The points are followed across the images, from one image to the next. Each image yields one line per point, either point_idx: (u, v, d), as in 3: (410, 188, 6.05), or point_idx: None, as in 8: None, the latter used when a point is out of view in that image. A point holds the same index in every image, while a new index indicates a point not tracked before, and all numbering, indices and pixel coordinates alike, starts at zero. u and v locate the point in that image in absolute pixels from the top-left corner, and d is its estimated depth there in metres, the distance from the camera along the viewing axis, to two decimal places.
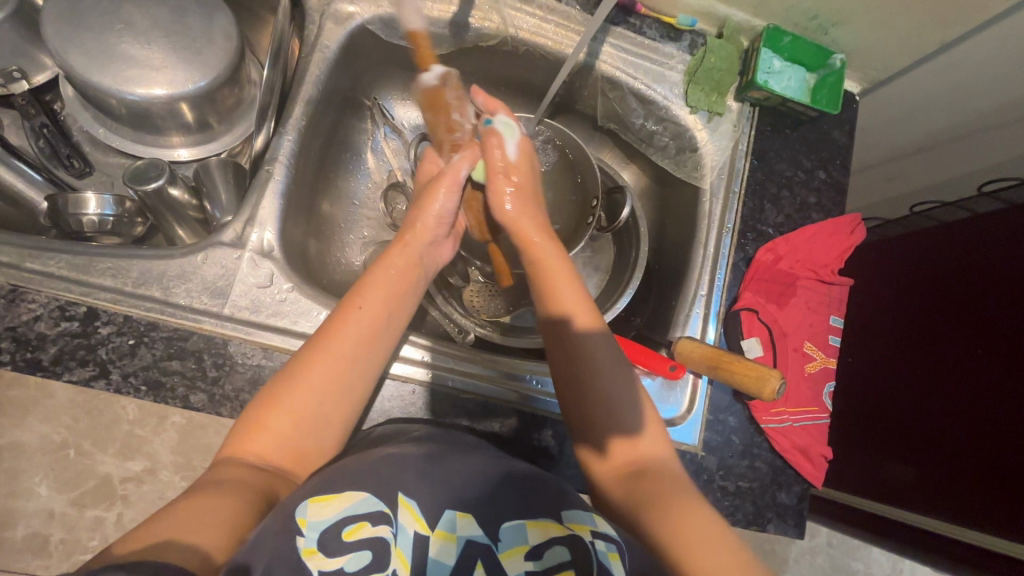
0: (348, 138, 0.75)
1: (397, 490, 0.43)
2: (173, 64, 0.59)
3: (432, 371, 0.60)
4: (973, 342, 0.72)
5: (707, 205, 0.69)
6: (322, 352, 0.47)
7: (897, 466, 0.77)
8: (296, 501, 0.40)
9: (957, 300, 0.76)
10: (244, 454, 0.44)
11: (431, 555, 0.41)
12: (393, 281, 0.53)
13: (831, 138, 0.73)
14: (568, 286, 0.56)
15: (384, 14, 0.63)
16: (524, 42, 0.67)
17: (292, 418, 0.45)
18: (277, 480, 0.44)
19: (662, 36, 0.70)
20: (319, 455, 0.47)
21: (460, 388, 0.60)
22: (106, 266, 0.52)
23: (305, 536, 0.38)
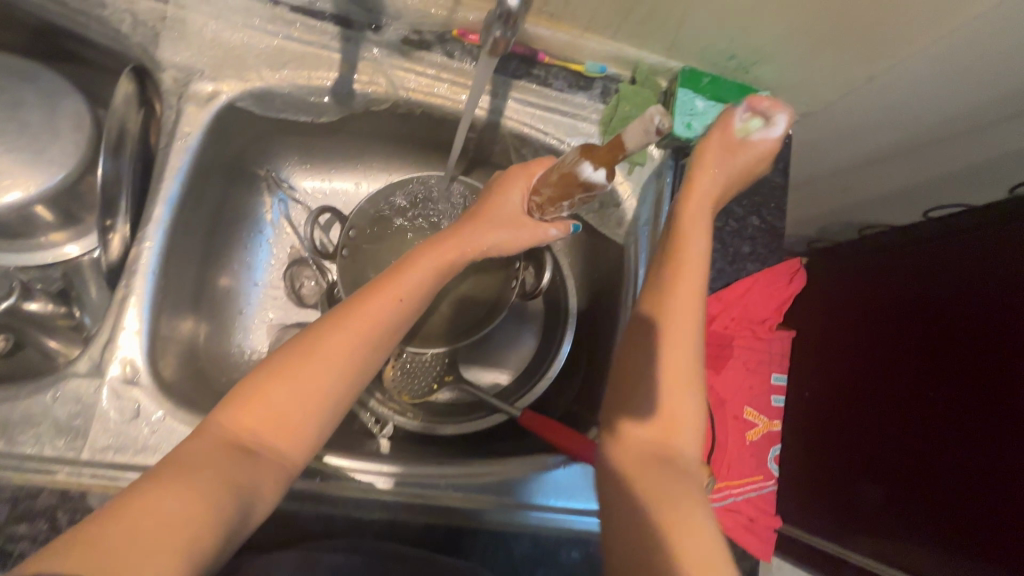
0: (242, 214, 0.68)
1: None
2: (12, 167, 0.52)
3: (338, 491, 0.54)
4: (951, 337, 0.63)
5: (632, 265, 0.64)
6: (346, 340, 0.46)
7: (870, 486, 0.69)
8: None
9: (939, 290, 0.67)
10: (234, 430, 0.42)
11: None
12: (422, 271, 0.50)
13: (763, 178, 0.68)
14: (688, 274, 0.50)
15: (253, 88, 0.57)
16: (418, 103, 0.61)
17: (297, 405, 0.44)
18: (262, 469, 0.42)
19: (571, 86, 0.64)
20: (306, 444, 0.45)
21: (370, 505, 0.54)
22: None
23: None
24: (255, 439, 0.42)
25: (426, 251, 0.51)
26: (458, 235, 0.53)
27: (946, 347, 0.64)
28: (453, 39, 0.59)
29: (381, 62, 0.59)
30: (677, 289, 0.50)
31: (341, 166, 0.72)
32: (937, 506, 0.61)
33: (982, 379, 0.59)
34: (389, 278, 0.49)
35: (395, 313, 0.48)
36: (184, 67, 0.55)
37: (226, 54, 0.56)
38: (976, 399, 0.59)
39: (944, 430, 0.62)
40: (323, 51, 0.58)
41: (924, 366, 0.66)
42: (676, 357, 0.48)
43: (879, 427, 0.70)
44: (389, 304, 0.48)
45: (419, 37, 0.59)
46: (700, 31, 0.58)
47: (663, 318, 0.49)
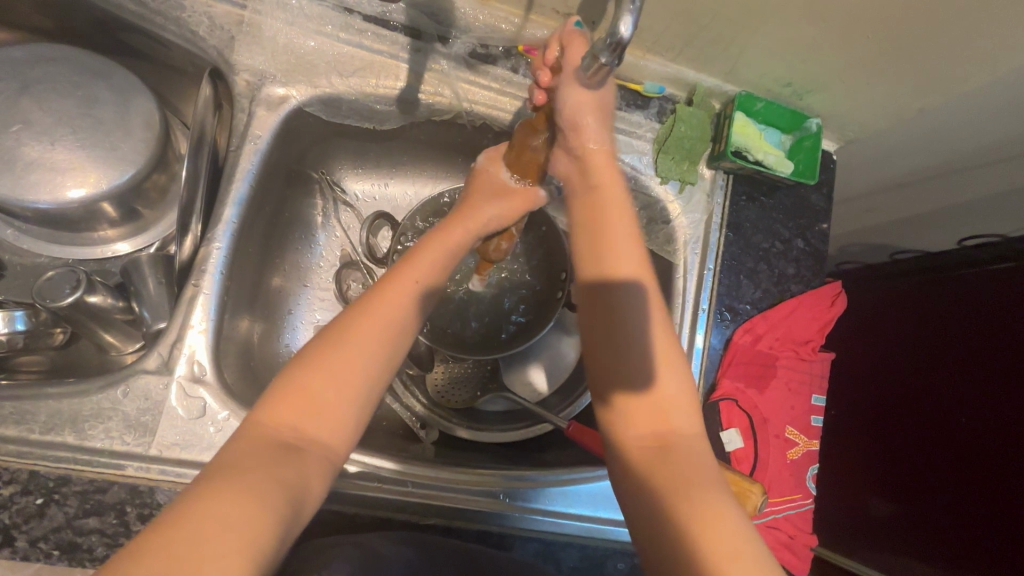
0: (297, 216, 0.68)
1: None
2: (82, 163, 0.53)
3: (389, 494, 0.54)
4: (957, 352, 0.66)
5: (680, 282, 0.65)
6: (371, 321, 0.44)
7: (880, 499, 0.71)
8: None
9: (942, 305, 0.69)
10: (272, 427, 0.39)
11: None
12: (434, 258, 0.50)
13: (809, 202, 0.69)
14: (630, 249, 0.49)
15: (322, 94, 0.57)
16: (479, 115, 0.62)
17: (332, 389, 0.41)
18: (309, 463, 0.39)
19: (628, 104, 0.65)
20: (348, 434, 0.42)
21: (426, 508, 0.55)
22: (9, 411, 0.46)
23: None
24: (296, 433, 0.39)
25: (437, 237, 0.52)
26: (464, 218, 0.53)
27: (950, 362, 0.67)
28: (518, 54, 0.60)
29: (448, 73, 0.60)
30: (621, 256, 0.48)
31: (394, 171, 0.73)
32: (951, 517, 0.63)
33: (991, 391, 0.62)
34: (403, 263, 0.49)
35: (415, 291, 0.47)
36: (258, 72, 0.56)
37: (298, 60, 0.57)
38: (985, 410, 0.62)
39: (956, 442, 0.64)
40: (391, 60, 0.59)
41: (935, 380, 0.68)
42: (655, 338, 0.46)
43: (894, 440, 0.71)
44: (409, 286, 0.47)
45: (485, 50, 0.60)
46: (760, 57, 0.60)
47: (616, 291, 0.47)
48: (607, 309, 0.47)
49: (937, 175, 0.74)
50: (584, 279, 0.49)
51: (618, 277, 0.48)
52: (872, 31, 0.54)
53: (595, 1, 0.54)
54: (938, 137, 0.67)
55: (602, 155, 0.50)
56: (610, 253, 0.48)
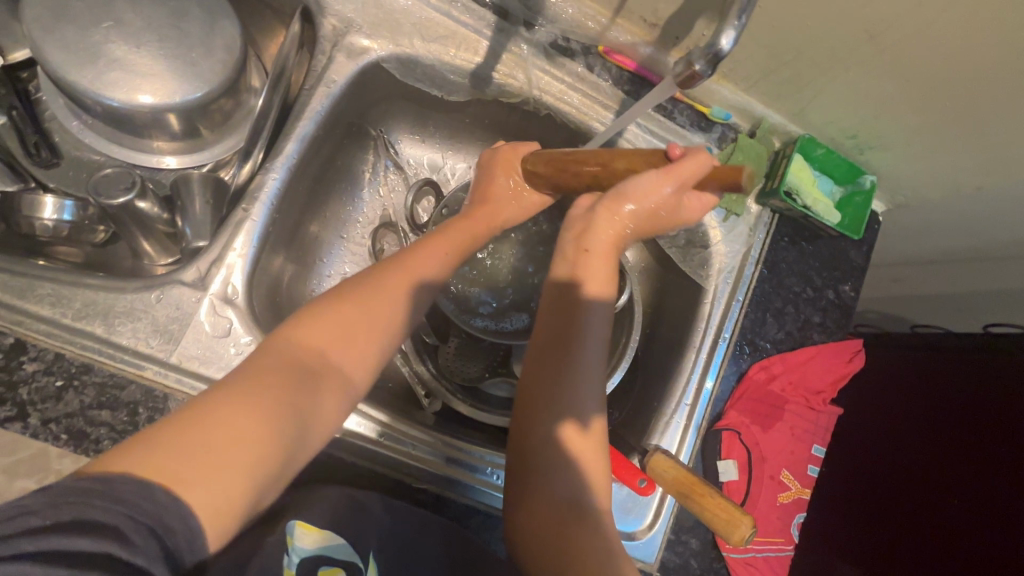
0: (347, 167, 0.69)
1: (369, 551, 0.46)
2: (161, 71, 0.54)
3: (377, 445, 0.55)
4: (988, 443, 0.61)
5: (707, 308, 0.66)
6: (409, 274, 0.47)
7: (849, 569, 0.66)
8: (288, 520, 0.44)
9: (960, 413, 0.65)
10: (304, 345, 0.40)
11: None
12: (467, 233, 0.54)
13: (846, 257, 0.70)
14: (602, 266, 0.50)
15: (402, 54, 0.58)
16: (546, 105, 0.63)
17: (366, 330, 0.43)
18: (327, 390, 0.40)
19: (693, 124, 0.65)
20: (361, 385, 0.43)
21: (418, 468, 0.56)
22: (47, 292, 0.47)
23: (290, 556, 0.42)
24: (323, 358, 0.40)
25: (465, 218, 0.55)
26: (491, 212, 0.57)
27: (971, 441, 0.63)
28: (596, 54, 0.62)
29: (525, 58, 0.61)
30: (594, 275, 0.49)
31: (448, 143, 0.74)
32: None
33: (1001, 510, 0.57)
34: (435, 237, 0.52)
35: (448, 260, 0.51)
36: (346, 19, 0.57)
37: (386, 15, 0.58)
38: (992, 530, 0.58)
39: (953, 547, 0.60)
40: (474, 34, 0.60)
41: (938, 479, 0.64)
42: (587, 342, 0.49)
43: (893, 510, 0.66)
44: (444, 256, 0.51)
45: (566, 44, 0.62)
46: (831, 104, 0.61)
47: (573, 328, 0.49)
48: (565, 314, 0.49)
49: (974, 257, 0.74)
50: (555, 280, 0.51)
51: (585, 280, 0.49)
52: (948, 100, 0.54)
53: (683, 18, 0.56)
54: (987, 221, 0.67)
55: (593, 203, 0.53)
56: (581, 261, 0.50)
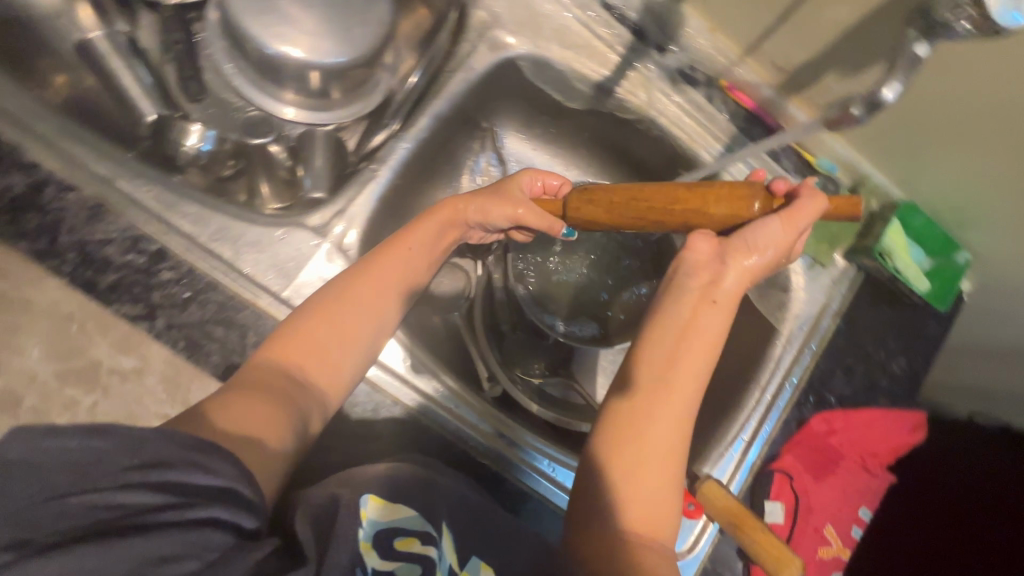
0: (454, 151, 0.71)
1: (439, 522, 0.46)
2: (319, 33, 0.59)
3: (445, 411, 0.58)
4: None
5: (779, 349, 0.67)
6: (392, 270, 0.52)
7: None
8: (361, 493, 0.43)
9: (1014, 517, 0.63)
10: (293, 340, 0.46)
11: (393, 543, 0.42)
12: (442, 221, 0.56)
13: (925, 328, 0.69)
14: (717, 320, 0.47)
15: (538, 54, 0.62)
16: (660, 128, 0.65)
17: (350, 314, 0.49)
18: (320, 373, 0.46)
19: (797, 171, 0.67)
20: (356, 359, 0.49)
21: (473, 441, 0.57)
22: (189, 211, 0.51)
23: (364, 529, 0.42)
24: (313, 347, 0.47)
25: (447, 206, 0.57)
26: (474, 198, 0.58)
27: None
28: (718, 88, 0.65)
29: (650, 80, 0.64)
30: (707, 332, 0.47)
31: (549, 145, 0.76)
32: None
33: None
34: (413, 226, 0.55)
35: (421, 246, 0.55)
36: (494, 15, 0.61)
37: (531, 16, 0.62)
38: None
39: None
40: (607, 49, 0.63)
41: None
42: (679, 392, 0.46)
43: None
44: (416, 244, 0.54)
45: (692, 73, 0.64)
46: (942, 176, 0.62)
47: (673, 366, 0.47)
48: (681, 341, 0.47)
49: None
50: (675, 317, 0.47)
51: (699, 325, 0.47)
52: None
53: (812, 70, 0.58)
54: None
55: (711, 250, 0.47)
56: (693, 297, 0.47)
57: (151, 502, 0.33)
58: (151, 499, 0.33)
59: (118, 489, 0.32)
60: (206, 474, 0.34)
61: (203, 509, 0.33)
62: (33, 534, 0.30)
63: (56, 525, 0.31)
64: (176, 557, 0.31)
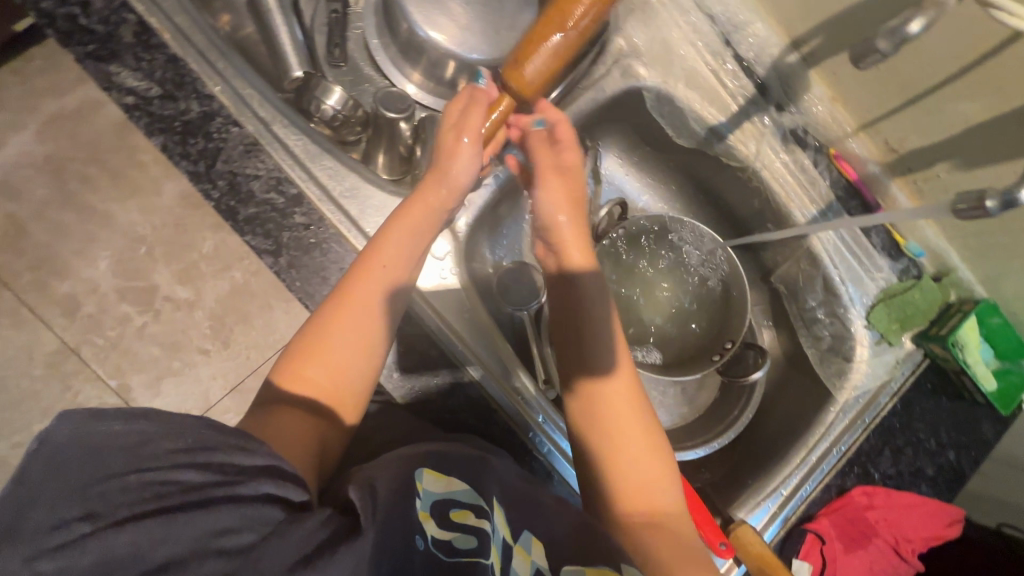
0: None
1: (495, 496, 0.45)
2: (469, 30, 0.65)
3: (501, 399, 0.58)
4: None
5: (831, 415, 0.68)
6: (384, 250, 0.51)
7: None
8: (415, 466, 0.42)
9: None
10: (311, 337, 0.47)
11: (449, 513, 0.42)
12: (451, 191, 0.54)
13: (979, 428, 0.70)
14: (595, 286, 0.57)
15: (665, 89, 0.66)
16: (761, 180, 0.68)
17: (357, 305, 0.48)
18: (336, 356, 0.47)
19: (884, 249, 0.70)
20: (369, 339, 0.48)
21: (523, 426, 0.59)
22: (328, 165, 0.55)
23: (420, 500, 0.41)
24: (325, 338, 0.47)
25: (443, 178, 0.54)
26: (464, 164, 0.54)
27: None
28: (825, 155, 0.68)
29: (763, 134, 0.67)
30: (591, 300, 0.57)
31: (643, 175, 0.80)
32: None
33: None
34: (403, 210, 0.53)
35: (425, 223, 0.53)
36: (632, 45, 0.65)
37: (665, 52, 0.65)
38: None
39: None
40: (728, 96, 0.66)
41: None
42: (623, 375, 0.55)
43: None
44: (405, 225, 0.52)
45: (803, 135, 0.67)
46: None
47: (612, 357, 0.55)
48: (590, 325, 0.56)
49: None
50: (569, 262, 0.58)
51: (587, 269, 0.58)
52: None
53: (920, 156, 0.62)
54: None
55: (540, 129, 0.58)
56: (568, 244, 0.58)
57: (200, 482, 0.32)
58: (197, 478, 0.33)
59: (171, 467, 0.32)
60: (248, 455, 0.35)
61: (251, 484, 0.34)
62: (102, 507, 0.30)
63: (120, 505, 0.30)
64: (233, 529, 0.31)
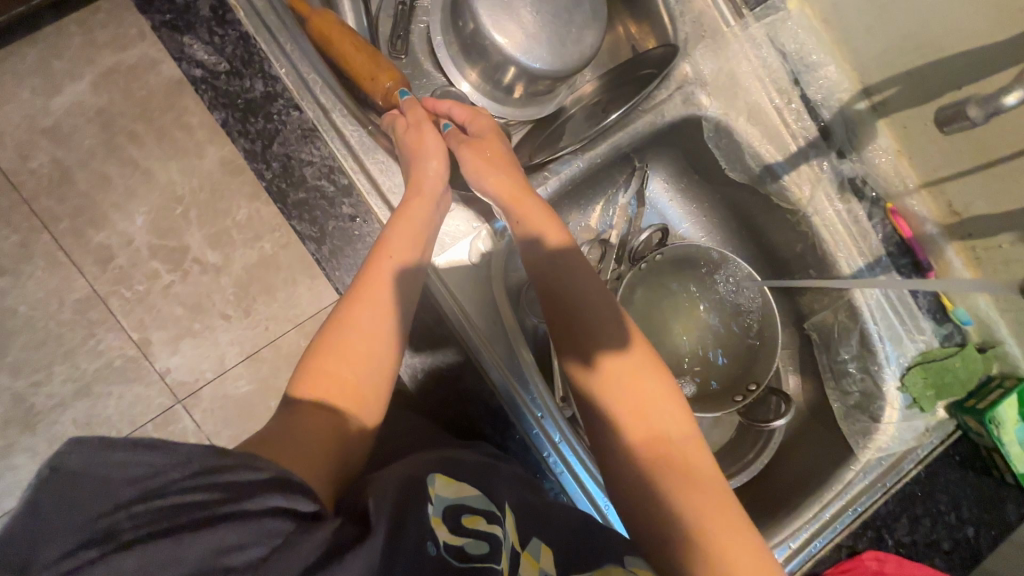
0: (603, 180, 0.73)
1: (505, 501, 0.43)
2: (535, 37, 0.63)
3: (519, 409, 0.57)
4: None
5: (851, 473, 0.66)
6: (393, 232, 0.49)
7: None
8: (428, 470, 0.41)
9: None
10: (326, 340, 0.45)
11: (461, 517, 0.39)
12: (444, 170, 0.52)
13: (1004, 509, 0.68)
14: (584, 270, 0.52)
15: (724, 121, 0.65)
16: (809, 225, 0.66)
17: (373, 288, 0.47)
18: (353, 351, 0.45)
19: (927, 310, 0.68)
20: (388, 326, 0.47)
21: (536, 443, 0.57)
22: (380, 159, 0.54)
23: (432, 505, 0.39)
24: (340, 336, 0.45)
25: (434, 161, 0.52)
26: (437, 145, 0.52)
27: None
28: (881, 208, 0.66)
29: (819, 179, 0.65)
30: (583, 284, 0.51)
31: (688, 203, 0.78)
32: None
33: None
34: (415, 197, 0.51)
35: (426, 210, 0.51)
36: (698, 73, 0.65)
37: (730, 84, 0.65)
38: None
39: None
40: (787, 137, 0.65)
41: None
42: (635, 367, 0.48)
43: None
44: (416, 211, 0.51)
45: (862, 184, 0.66)
46: None
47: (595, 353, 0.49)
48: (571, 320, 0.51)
49: None
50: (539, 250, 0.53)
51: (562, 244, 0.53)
52: None
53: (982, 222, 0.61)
54: None
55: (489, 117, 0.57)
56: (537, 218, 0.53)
57: (206, 500, 0.29)
58: (210, 498, 0.29)
59: (182, 490, 0.29)
60: (256, 471, 0.31)
61: (260, 499, 0.30)
62: (114, 530, 0.27)
63: (129, 528, 0.28)
64: (242, 545, 0.28)
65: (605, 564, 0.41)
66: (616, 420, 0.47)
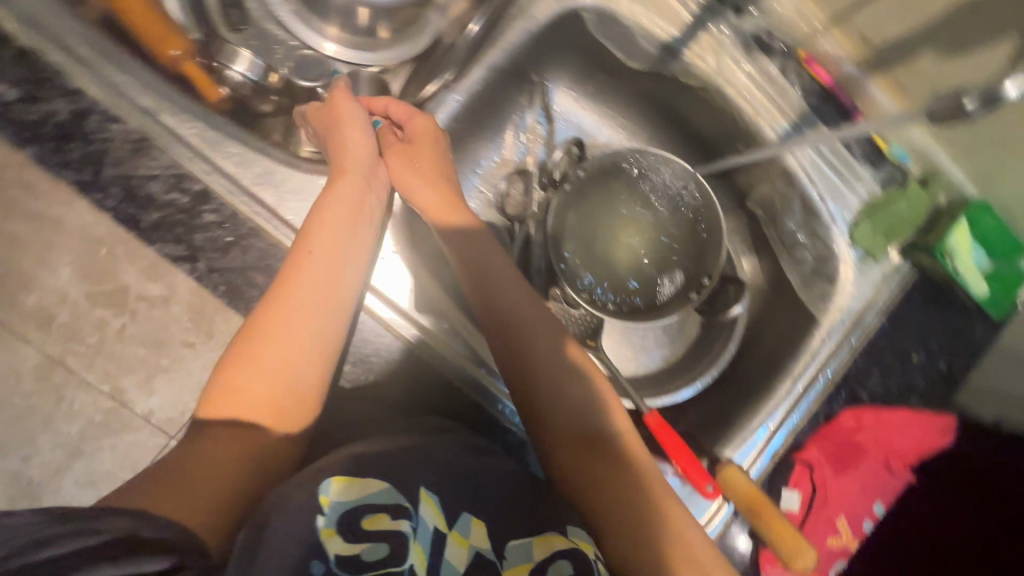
0: (501, 106, 0.67)
1: (420, 485, 0.44)
2: None
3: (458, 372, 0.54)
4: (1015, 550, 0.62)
5: (817, 341, 0.65)
6: (305, 272, 0.47)
7: None
8: (321, 477, 0.41)
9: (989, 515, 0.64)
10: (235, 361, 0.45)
11: (360, 521, 0.40)
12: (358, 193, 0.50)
13: (973, 335, 0.67)
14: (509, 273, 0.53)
15: (605, 7, 0.59)
16: (726, 99, 0.61)
17: (287, 325, 0.46)
18: (269, 385, 0.45)
19: (864, 157, 0.65)
20: (307, 365, 0.46)
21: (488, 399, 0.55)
22: (231, 151, 0.48)
23: (324, 516, 0.40)
24: (253, 364, 0.45)
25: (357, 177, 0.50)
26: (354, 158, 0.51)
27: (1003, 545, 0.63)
28: (795, 59, 0.61)
29: (722, 45, 0.60)
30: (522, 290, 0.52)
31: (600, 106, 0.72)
32: None
33: None
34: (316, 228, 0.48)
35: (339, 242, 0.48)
36: None
37: None
38: None
39: None
40: (678, 6, 0.59)
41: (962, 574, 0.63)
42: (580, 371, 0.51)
43: None
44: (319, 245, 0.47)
45: (768, 40, 0.60)
46: None
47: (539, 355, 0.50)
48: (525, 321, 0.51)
49: None
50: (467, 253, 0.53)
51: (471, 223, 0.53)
52: None
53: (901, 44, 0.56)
54: None
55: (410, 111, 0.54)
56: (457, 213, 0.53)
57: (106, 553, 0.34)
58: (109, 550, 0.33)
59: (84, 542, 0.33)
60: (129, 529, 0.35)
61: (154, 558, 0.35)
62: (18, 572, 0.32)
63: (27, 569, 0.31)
64: None
65: (549, 530, 0.47)
66: (579, 419, 0.49)
